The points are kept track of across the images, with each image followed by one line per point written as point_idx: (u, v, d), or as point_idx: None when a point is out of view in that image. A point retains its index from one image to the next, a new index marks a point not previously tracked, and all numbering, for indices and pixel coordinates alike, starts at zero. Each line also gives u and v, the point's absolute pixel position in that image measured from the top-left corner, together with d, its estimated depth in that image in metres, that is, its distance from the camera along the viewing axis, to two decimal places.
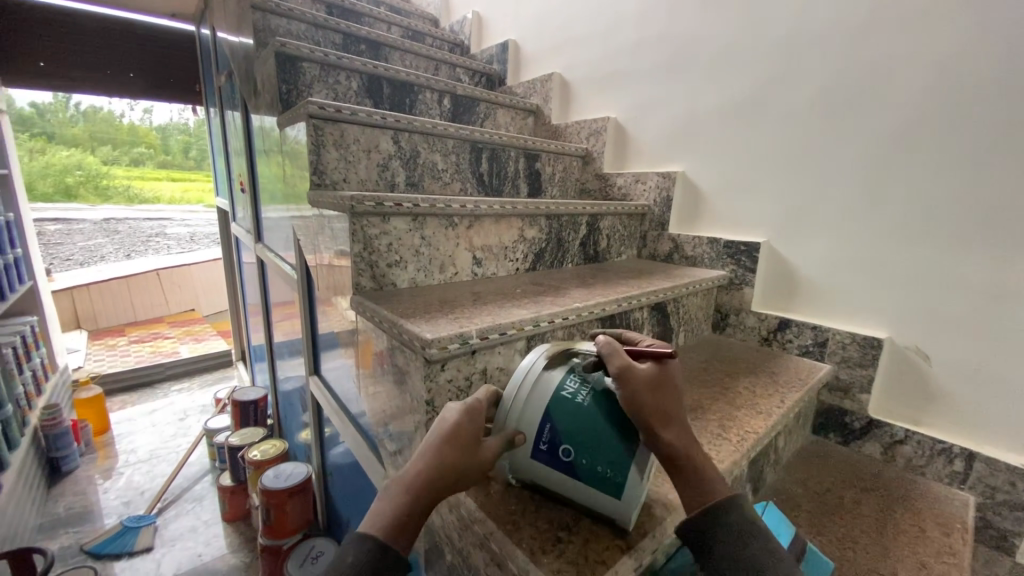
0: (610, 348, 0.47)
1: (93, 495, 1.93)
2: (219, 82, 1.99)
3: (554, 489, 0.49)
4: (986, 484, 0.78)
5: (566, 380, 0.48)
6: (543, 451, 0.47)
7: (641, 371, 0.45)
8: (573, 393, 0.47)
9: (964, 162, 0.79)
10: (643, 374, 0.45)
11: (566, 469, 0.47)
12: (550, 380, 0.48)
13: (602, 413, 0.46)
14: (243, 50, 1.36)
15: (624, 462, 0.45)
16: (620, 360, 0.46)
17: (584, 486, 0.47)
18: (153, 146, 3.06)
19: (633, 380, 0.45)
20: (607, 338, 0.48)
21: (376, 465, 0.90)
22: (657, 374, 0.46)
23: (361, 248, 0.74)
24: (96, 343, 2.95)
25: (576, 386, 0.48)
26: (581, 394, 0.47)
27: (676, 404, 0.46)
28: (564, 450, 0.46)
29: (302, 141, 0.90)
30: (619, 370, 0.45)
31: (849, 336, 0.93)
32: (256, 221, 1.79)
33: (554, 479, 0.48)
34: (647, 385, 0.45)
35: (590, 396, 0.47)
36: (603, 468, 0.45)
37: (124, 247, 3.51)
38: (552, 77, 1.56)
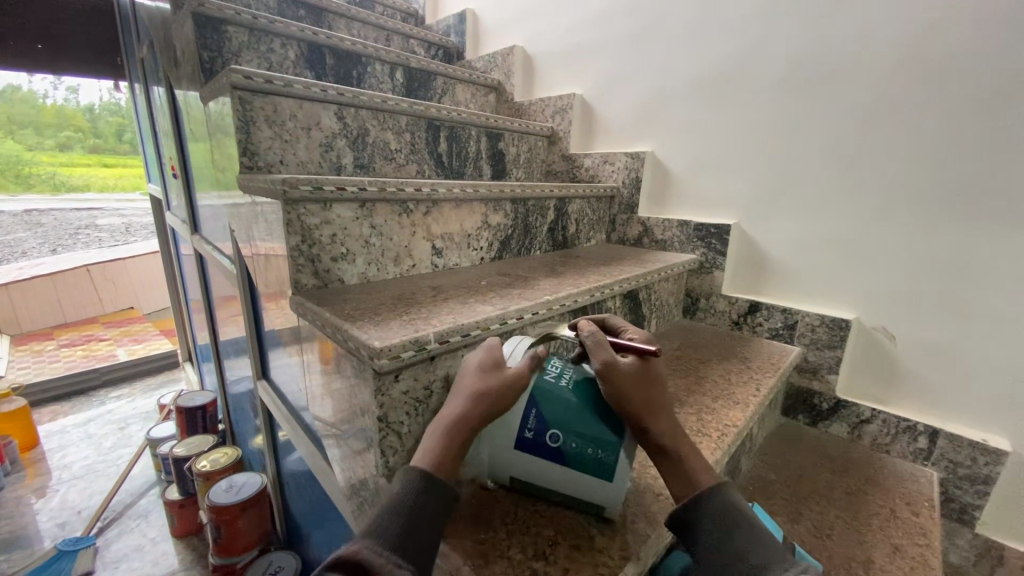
0: (595, 340, 0.46)
1: (18, 518, 1.73)
2: (140, 53, 1.76)
3: (540, 478, 0.47)
4: (949, 460, 0.79)
5: (547, 367, 0.47)
6: (529, 439, 0.45)
7: (624, 365, 0.45)
8: (556, 376, 0.46)
9: (931, 138, 0.78)
10: (627, 366, 0.45)
11: (554, 455, 0.45)
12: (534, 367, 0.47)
13: (586, 395, 0.45)
14: (160, 13, 1.19)
15: (613, 441, 0.43)
16: (603, 353, 0.45)
17: (573, 470, 0.45)
18: (82, 130, 2.72)
19: (618, 375, 0.44)
20: (592, 330, 0.47)
21: (331, 477, 0.82)
22: (640, 370, 0.45)
23: (300, 241, 0.64)
24: (16, 349, 2.65)
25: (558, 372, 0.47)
26: (564, 377, 0.46)
27: (660, 397, 0.45)
28: (551, 436, 0.44)
29: (228, 117, 0.78)
30: (602, 363, 0.44)
31: (818, 318, 0.92)
32: (191, 210, 1.61)
33: (543, 467, 0.46)
34: (631, 380, 0.44)
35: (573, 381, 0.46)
36: (592, 450, 0.44)
37: (47, 240, 3.16)
38: (514, 50, 1.46)
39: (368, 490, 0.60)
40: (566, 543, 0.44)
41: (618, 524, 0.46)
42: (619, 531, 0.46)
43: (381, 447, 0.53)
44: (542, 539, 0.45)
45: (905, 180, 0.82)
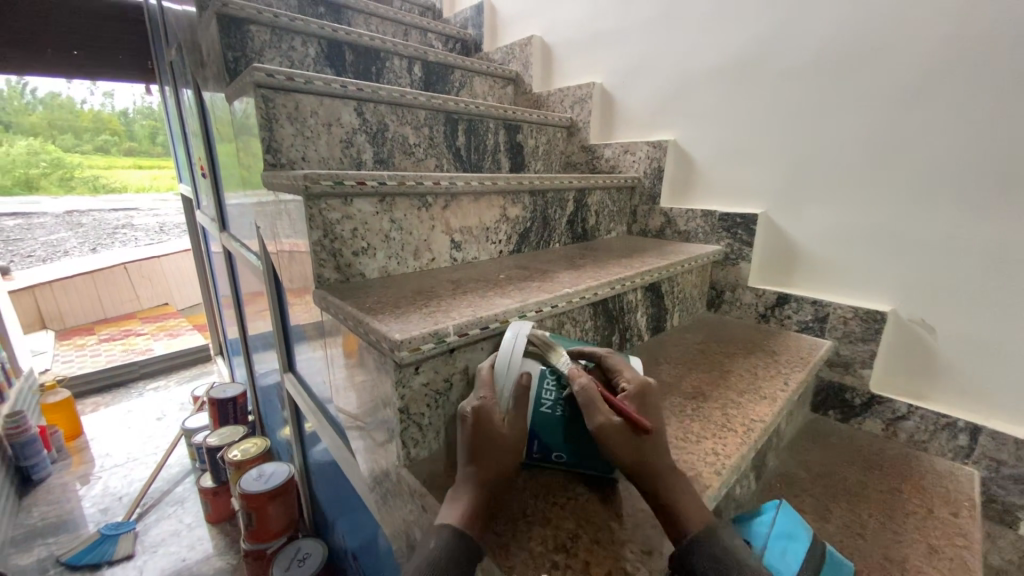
0: (587, 400, 0.45)
1: (67, 502, 1.84)
2: (169, 56, 1.81)
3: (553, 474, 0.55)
4: (991, 459, 0.75)
5: (542, 396, 0.49)
6: (537, 456, 0.52)
7: (612, 424, 0.44)
8: (551, 407, 0.49)
9: (975, 118, 0.73)
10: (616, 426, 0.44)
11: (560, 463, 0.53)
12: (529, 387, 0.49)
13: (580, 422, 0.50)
14: (186, 16, 1.22)
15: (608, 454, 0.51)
16: (597, 415, 0.45)
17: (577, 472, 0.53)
18: (118, 133, 2.84)
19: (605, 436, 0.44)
20: (585, 383, 0.46)
21: (357, 468, 0.84)
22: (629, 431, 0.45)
23: (322, 236, 0.65)
24: (62, 343, 2.80)
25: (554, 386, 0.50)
26: (558, 408, 0.49)
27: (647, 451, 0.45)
28: (556, 454, 0.51)
29: (252, 116, 0.80)
30: (597, 425, 0.45)
31: (851, 310, 0.89)
32: (220, 208, 1.66)
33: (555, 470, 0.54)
34: (619, 437, 0.44)
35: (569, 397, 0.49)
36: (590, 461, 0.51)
37: (89, 240, 3.32)
38: (532, 40, 1.44)
39: (391, 480, 0.61)
40: (588, 536, 0.44)
41: (637, 519, 0.46)
42: (637, 526, 0.45)
43: (403, 438, 0.53)
44: (563, 531, 0.44)
45: (946, 163, 0.77)
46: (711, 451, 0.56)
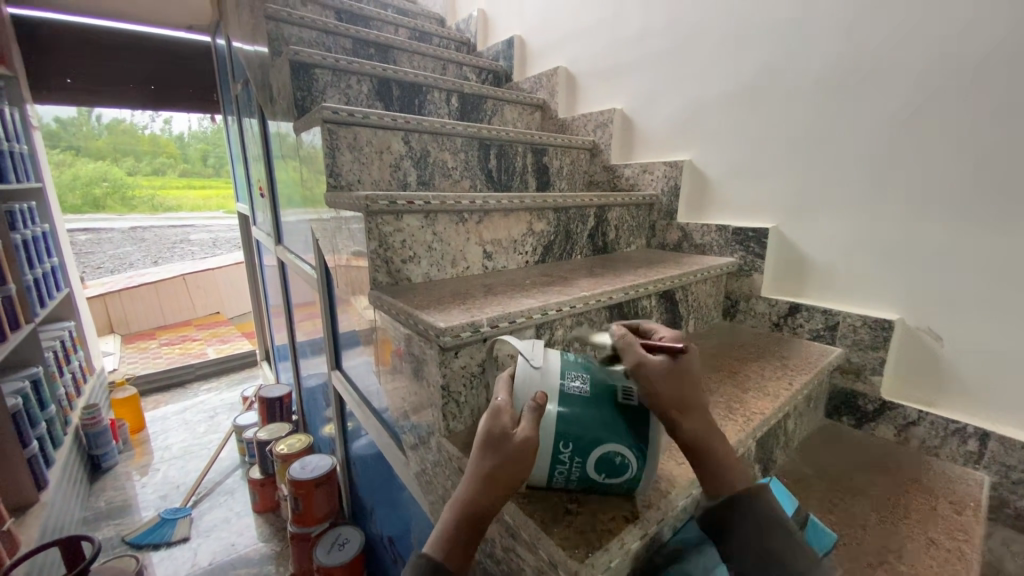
0: (625, 343, 0.50)
1: (131, 489, 2.03)
2: (236, 90, 2.04)
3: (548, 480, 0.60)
4: (1002, 463, 0.78)
5: (553, 478, 0.50)
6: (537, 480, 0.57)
7: (654, 362, 0.47)
8: (561, 485, 0.51)
9: (970, 137, 0.79)
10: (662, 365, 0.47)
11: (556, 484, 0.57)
12: (542, 452, 0.49)
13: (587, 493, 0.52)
14: (258, 59, 1.41)
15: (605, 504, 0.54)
16: (633, 355, 0.48)
17: None
18: (174, 156, 3.26)
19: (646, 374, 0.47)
20: (624, 334, 0.51)
21: (398, 454, 0.94)
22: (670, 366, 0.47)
23: (377, 246, 0.78)
24: (128, 346, 3.08)
25: (570, 454, 0.48)
26: (568, 485, 0.51)
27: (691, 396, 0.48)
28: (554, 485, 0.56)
29: (317, 145, 0.94)
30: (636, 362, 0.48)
31: (860, 319, 0.93)
32: (276, 225, 1.85)
33: None
34: (664, 377, 0.47)
35: (582, 467, 0.49)
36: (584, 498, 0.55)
37: (151, 253, 3.63)
38: (558, 70, 1.57)
39: (430, 457, 0.71)
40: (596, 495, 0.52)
41: None
42: None
43: (443, 412, 0.64)
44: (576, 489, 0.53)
45: (946, 180, 0.82)
46: None
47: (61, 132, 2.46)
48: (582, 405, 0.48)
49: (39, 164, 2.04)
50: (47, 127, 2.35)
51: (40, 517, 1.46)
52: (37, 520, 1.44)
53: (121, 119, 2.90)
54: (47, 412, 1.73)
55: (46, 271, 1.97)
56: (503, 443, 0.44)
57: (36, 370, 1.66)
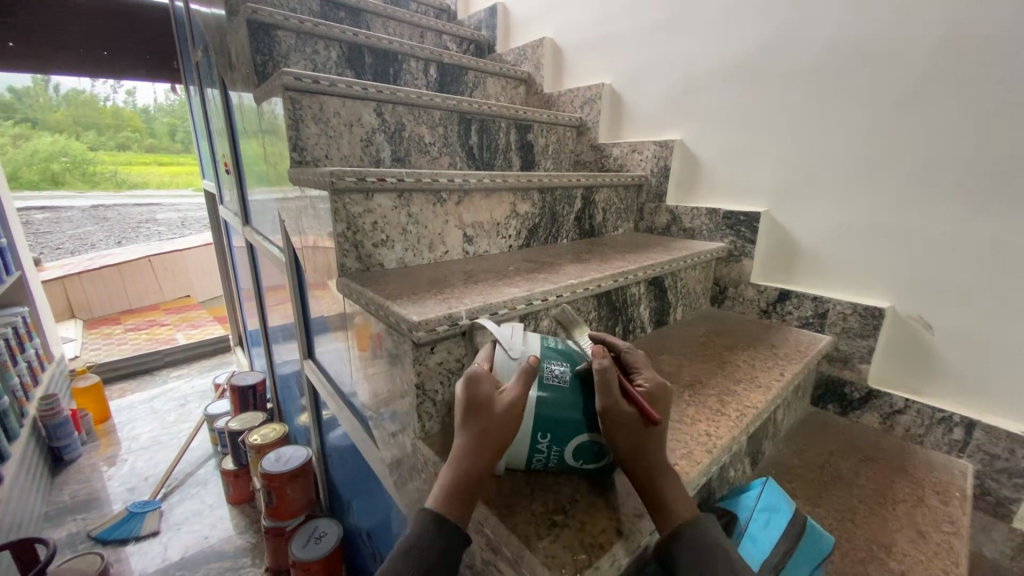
0: (603, 379, 0.45)
1: (96, 482, 1.93)
2: (196, 57, 1.88)
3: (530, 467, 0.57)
4: (986, 452, 0.78)
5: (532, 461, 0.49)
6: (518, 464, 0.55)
7: (622, 413, 0.44)
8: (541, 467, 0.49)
9: (972, 117, 0.75)
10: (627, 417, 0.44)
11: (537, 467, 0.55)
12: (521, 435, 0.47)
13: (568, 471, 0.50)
14: (216, 20, 1.28)
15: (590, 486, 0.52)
16: (607, 398, 0.44)
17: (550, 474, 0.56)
18: (139, 130, 3.02)
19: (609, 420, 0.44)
20: (605, 368, 0.45)
21: (374, 449, 0.89)
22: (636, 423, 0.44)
23: (345, 228, 0.71)
24: (91, 331, 2.92)
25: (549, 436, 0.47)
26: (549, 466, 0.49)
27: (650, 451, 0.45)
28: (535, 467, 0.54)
29: (280, 116, 0.85)
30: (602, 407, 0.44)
31: (850, 307, 0.91)
32: (243, 204, 1.73)
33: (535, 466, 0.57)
34: (623, 430, 0.44)
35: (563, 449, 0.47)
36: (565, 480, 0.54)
37: (113, 234, 3.42)
38: (543, 41, 1.48)
39: (407, 456, 0.66)
40: (583, 502, 0.48)
41: (628, 489, 0.50)
42: (630, 495, 0.49)
43: (419, 412, 0.59)
44: (562, 496, 0.49)
45: (944, 165, 0.79)
46: (704, 432, 0.60)
47: None
48: (564, 396, 0.46)
49: None
50: None
51: None
52: None
53: (81, 90, 2.70)
54: None
55: None
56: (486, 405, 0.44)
57: None
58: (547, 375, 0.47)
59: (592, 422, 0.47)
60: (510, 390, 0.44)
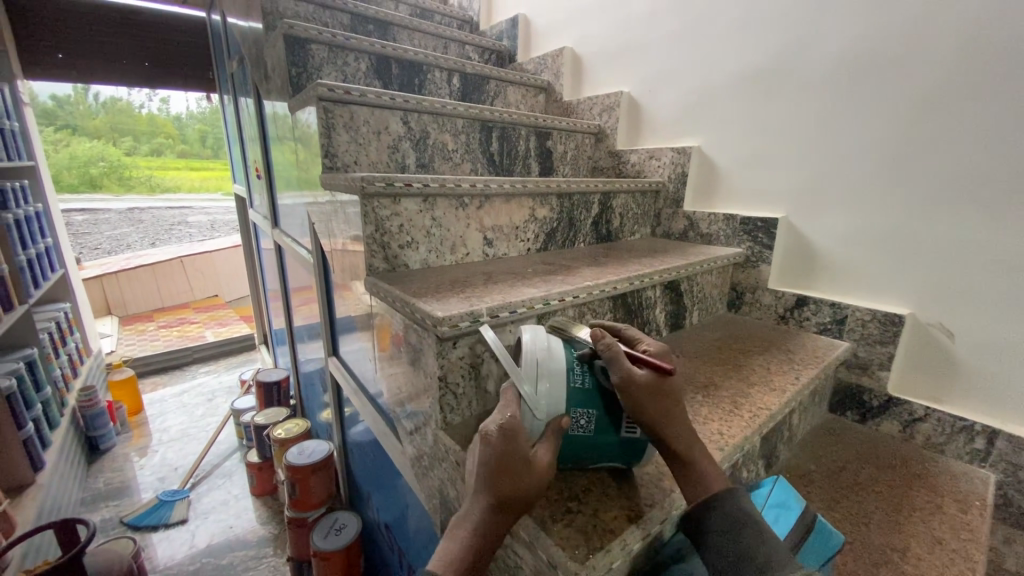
0: (612, 354, 0.48)
1: (129, 471, 2.03)
2: (231, 68, 1.97)
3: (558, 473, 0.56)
4: (1009, 462, 0.77)
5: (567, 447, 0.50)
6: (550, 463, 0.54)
7: (640, 376, 0.46)
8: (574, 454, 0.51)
9: (994, 124, 0.75)
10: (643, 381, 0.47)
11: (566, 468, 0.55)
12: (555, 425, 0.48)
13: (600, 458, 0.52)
14: (253, 34, 1.35)
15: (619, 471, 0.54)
16: (620, 368, 0.47)
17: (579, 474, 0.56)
18: (172, 136, 3.22)
19: (631, 389, 0.46)
20: (610, 345, 0.48)
21: (395, 443, 0.93)
22: (655, 382, 0.47)
23: (374, 230, 0.75)
24: (126, 328, 3.06)
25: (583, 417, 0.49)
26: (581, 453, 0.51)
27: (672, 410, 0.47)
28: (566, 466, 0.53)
29: (313, 125, 0.90)
30: (621, 376, 0.46)
31: (869, 313, 0.91)
32: (273, 207, 1.81)
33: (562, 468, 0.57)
34: (646, 394, 0.46)
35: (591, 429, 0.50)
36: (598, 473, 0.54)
37: (149, 235, 3.59)
38: (563, 51, 1.52)
39: (428, 449, 0.69)
40: (597, 491, 0.51)
41: (641, 481, 0.52)
42: (642, 486, 0.52)
43: (441, 404, 0.62)
44: (577, 486, 0.52)
45: (964, 173, 0.79)
46: (717, 431, 0.61)
47: (57, 110, 2.40)
48: (591, 399, 0.49)
49: (30, 142, 1.99)
50: (43, 105, 2.30)
51: (37, 499, 1.45)
52: (35, 500, 1.44)
53: (118, 98, 2.89)
54: (43, 394, 1.71)
55: (40, 252, 1.94)
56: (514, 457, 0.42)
57: (31, 352, 1.65)
58: (574, 379, 0.49)
59: (615, 423, 0.50)
60: (542, 455, 0.44)
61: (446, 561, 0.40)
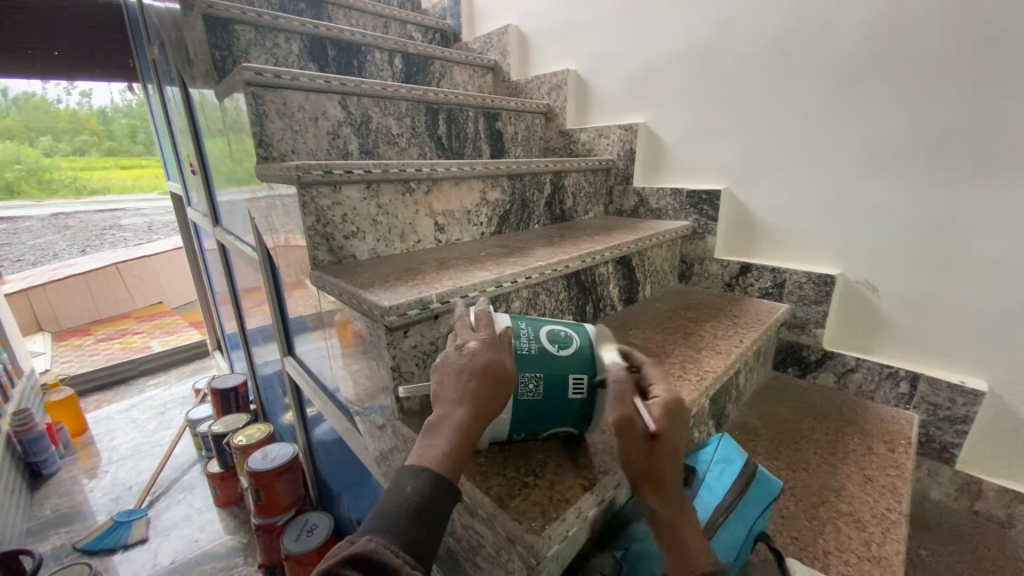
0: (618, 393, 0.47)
1: (78, 494, 1.90)
2: (152, 54, 1.80)
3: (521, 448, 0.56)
4: (930, 402, 0.85)
5: (520, 415, 0.51)
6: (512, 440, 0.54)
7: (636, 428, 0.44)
8: (529, 420, 0.52)
9: (909, 92, 0.81)
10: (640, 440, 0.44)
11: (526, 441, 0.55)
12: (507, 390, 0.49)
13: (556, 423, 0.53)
14: (170, 15, 1.24)
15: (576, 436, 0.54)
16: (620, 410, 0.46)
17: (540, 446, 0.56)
18: (97, 133, 2.77)
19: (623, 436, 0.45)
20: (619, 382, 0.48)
21: (359, 438, 0.92)
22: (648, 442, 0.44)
23: (315, 221, 0.72)
24: (60, 344, 2.83)
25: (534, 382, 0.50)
26: (536, 418, 0.52)
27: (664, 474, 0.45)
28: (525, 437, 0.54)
29: (242, 112, 0.85)
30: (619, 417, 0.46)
31: (805, 276, 0.97)
32: (212, 204, 1.70)
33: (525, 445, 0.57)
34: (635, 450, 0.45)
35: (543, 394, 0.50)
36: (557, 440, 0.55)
37: (78, 242, 3.34)
38: (508, 29, 1.49)
39: (389, 439, 0.69)
40: (555, 463, 0.52)
41: (595, 449, 0.55)
42: (598, 455, 0.53)
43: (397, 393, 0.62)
44: (534, 461, 0.53)
45: (884, 139, 0.85)
46: None
47: None
48: (541, 362, 0.50)
49: None
50: None
51: None
52: None
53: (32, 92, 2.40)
54: None
55: None
56: (495, 369, 0.46)
57: None
58: (521, 345, 0.51)
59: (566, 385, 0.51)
60: (501, 354, 0.48)
61: (435, 454, 0.42)
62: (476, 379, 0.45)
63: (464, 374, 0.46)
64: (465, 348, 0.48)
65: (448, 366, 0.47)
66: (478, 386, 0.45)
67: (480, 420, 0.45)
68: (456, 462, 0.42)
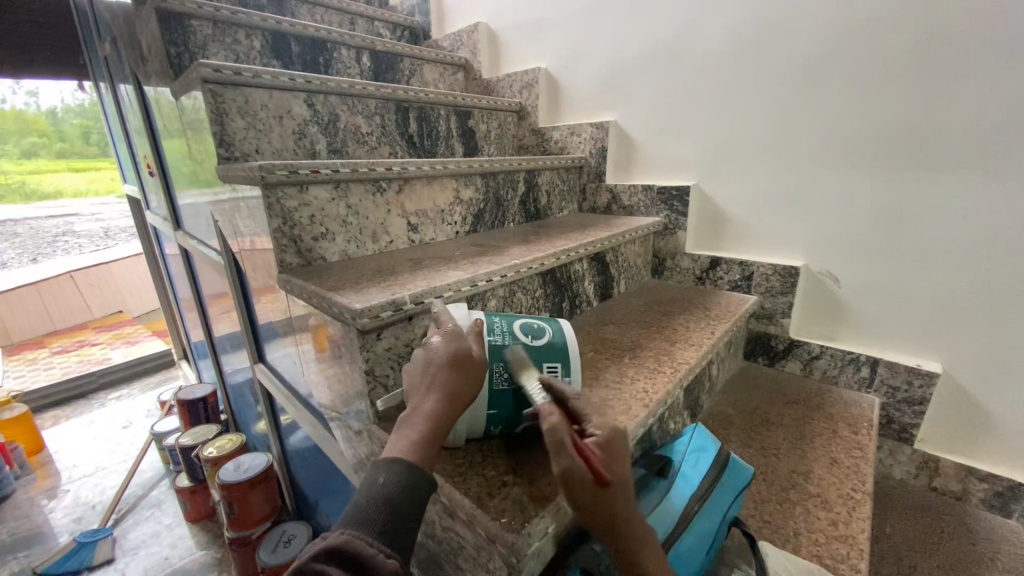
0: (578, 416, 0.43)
1: (35, 516, 1.79)
2: (103, 51, 1.71)
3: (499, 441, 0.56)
4: (889, 385, 0.89)
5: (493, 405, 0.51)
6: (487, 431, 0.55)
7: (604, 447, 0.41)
8: (503, 410, 0.52)
9: (862, 89, 0.85)
10: (613, 460, 0.41)
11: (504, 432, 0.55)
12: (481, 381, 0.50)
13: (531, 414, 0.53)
14: (121, 10, 1.17)
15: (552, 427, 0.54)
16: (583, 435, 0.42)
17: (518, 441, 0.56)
18: (47, 136, 2.59)
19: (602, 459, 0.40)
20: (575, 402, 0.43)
21: (335, 444, 0.89)
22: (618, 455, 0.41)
23: (281, 222, 0.70)
24: (10, 358, 2.65)
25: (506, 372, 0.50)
26: (511, 409, 0.52)
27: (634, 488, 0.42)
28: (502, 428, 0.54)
29: (201, 110, 0.81)
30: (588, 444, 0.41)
31: (771, 268, 1.00)
32: (173, 207, 1.63)
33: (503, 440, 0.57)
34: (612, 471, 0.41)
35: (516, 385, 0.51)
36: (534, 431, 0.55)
37: (27, 250, 3.14)
38: (478, 27, 1.48)
39: (365, 443, 0.67)
40: (534, 460, 0.52)
41: None
42: None
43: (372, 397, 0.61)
44: (512, 459, 0.53)
45: (842, 134, 0.88)
46: (643, 389, 0.65)
47: None
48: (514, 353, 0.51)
49: None
50: None
51: None
52: None
53: None
54: None
55: None
56: (467, 363, 0.46)
57: None
58: (494, 337, 0.51)
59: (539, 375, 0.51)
60: (473, 347, 0.48)
61: (405, 442, 0.41)
62: (451, 373, 0.45)
63: (436, 368, 0.45)
64: (436, 343, 0.47)
65: (421, 360, 0.46)
66: (454, 381, 0.45)
67: (453, 414, 0.44)
68: (427, 454, 0.42)
